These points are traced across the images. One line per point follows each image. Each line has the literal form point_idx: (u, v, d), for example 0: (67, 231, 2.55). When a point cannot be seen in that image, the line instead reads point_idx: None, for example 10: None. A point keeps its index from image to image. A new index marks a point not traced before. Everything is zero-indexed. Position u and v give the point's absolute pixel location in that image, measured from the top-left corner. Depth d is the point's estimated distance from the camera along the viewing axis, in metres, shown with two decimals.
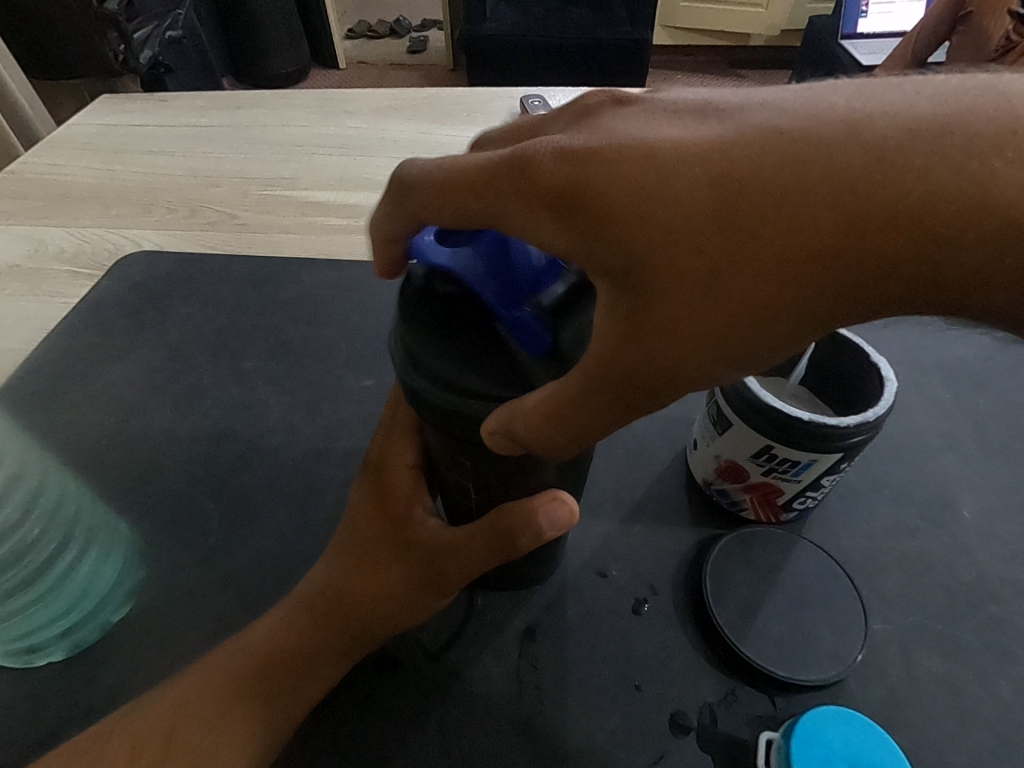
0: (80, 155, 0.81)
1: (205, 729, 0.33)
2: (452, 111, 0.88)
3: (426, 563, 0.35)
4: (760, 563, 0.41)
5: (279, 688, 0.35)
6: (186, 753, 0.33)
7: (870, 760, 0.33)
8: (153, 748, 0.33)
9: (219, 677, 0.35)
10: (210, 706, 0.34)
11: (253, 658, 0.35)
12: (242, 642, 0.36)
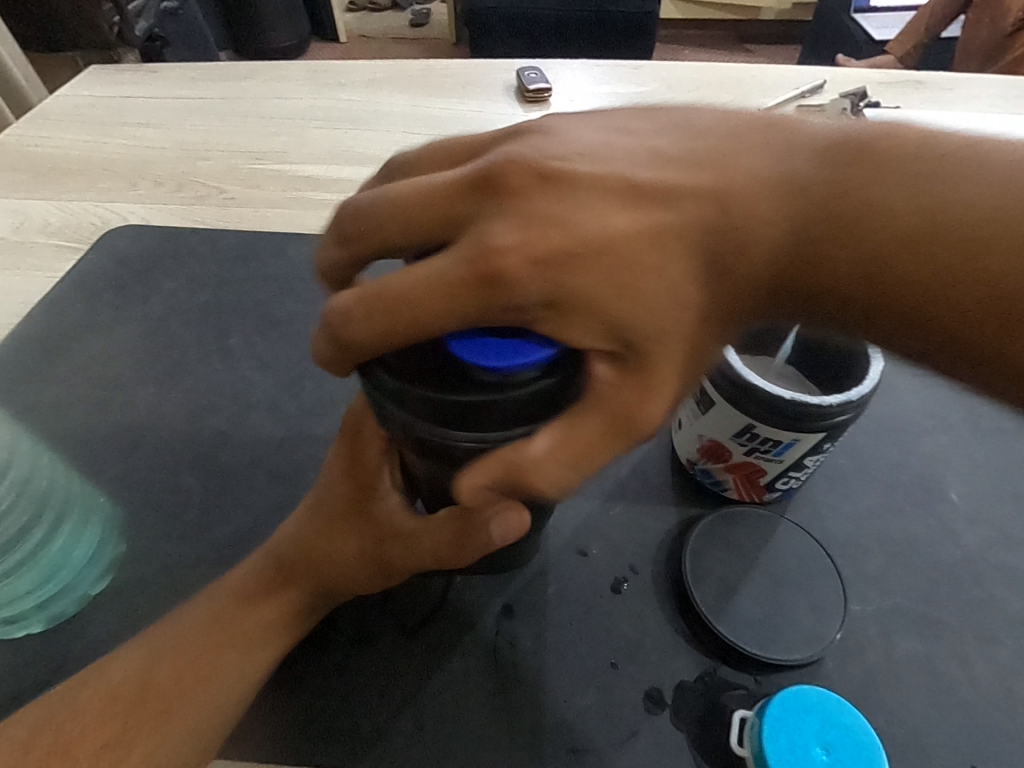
0: (66, 127, 0.79)
1: (176, 684, 0.33)
2: (446, 84, 0.87)
3: (375, 545, 0.35)
4: (741, 543, 0.41)
5: (248, 642, 0.35)
6: (158, 707, 0.32)
7: (841, 738, 0.33)
8: (122, 700, 0.32)
9: (188, 632, 0.35)
10: (179, 661, 0.34)
11: (224, 615, 0.35)
12: (212, 601, 0.36)
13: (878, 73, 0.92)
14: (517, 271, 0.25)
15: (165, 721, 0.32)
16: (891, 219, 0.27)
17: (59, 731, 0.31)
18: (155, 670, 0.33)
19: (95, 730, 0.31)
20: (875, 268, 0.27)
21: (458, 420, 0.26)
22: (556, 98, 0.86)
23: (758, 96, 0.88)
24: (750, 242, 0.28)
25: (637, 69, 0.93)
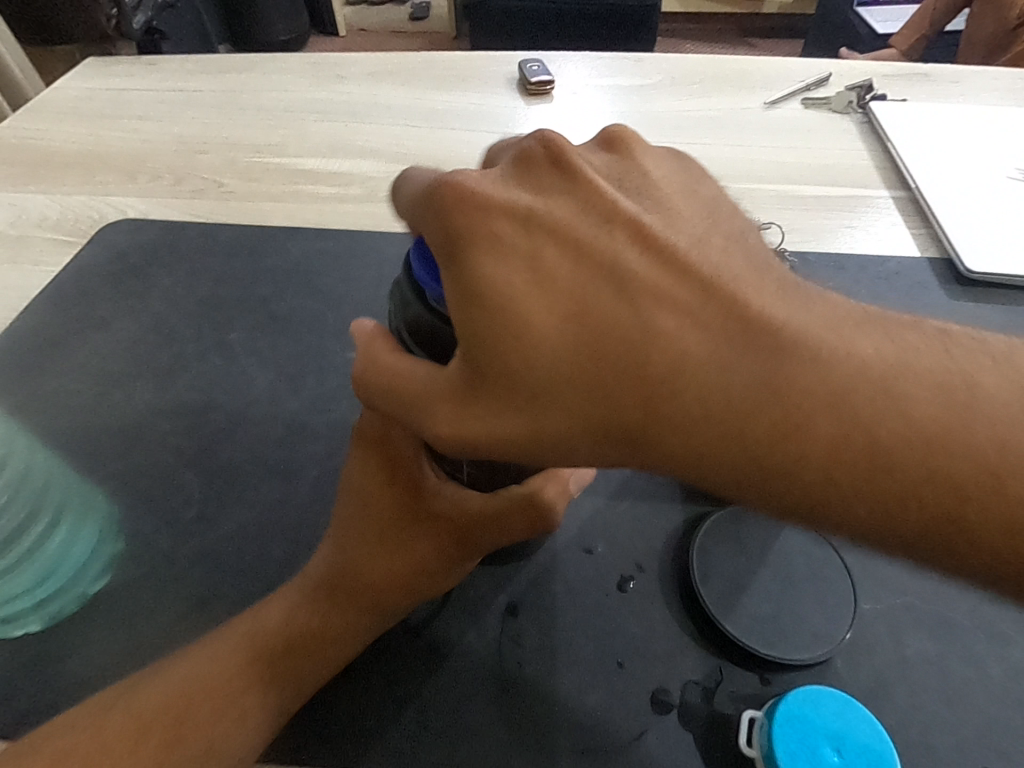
0: (63, 120, 0.78)
1: (225, 715, 0.33)
2: (448, 76, 0.86)
3: (456, 535, 0.35)
4: (748, 541, 0.40)
5: (302, 670, 0.34)
6: (204, 737, 0.32)
7: (853, 739, 0.32)
8: (164, 726, 0.32)
9: (240, 662, 0.34)
10: (231, 691, 0.33)
11: (275, 643, 0.35)
12: (261, 626, 0.35)
13: (883, 66, 0.91)
14: (465, 200, 0.28)
15: (208, 749, 0.32)
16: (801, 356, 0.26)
17: (95, 757, 0.31)
18: (202, 698, 0.33)
19: (142, 761, 0.31)
20: (752, 407, 0.26)
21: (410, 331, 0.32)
22: (559, 91, 0.85)
23: (762, 89, 0.87)
24: (658, 316, 0.27)
25: (640, 61, 0.92)
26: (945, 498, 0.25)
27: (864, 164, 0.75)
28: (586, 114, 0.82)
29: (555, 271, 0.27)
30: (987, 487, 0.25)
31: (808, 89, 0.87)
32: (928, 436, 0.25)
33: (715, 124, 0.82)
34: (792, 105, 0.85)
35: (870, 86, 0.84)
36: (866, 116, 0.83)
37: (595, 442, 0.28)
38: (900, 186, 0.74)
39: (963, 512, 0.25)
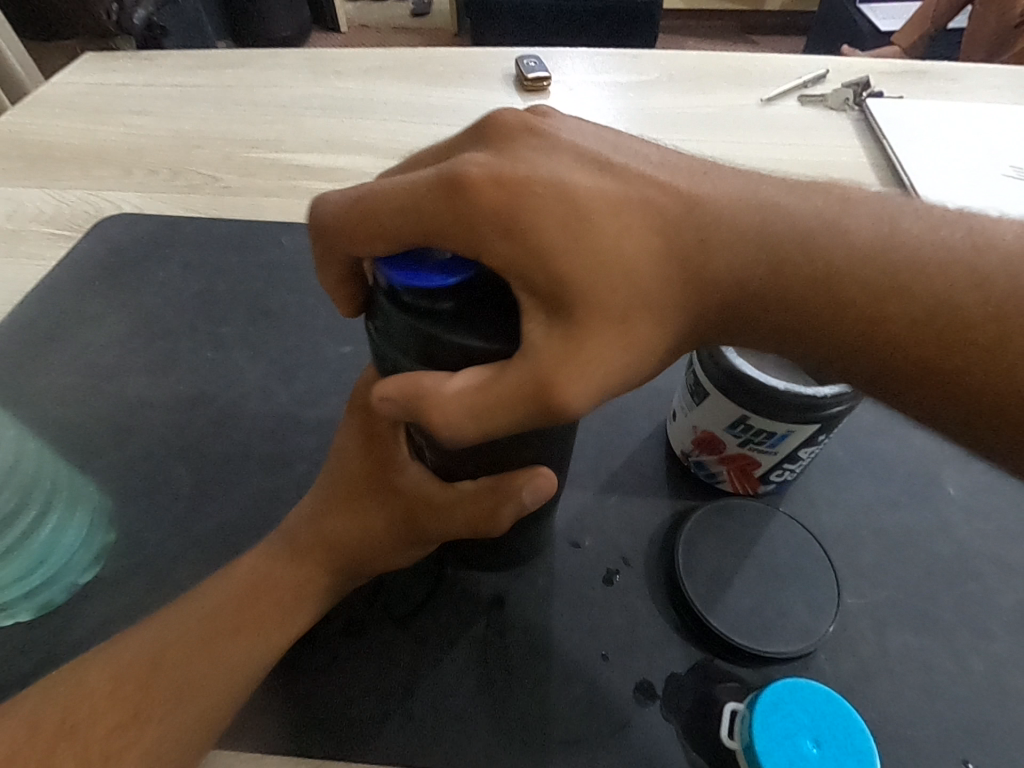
0: (61, 115, 0.79)
1: (187, 662, 0.33)
2: (445, 72, 0.86)
3: (402, 510, 0.34)
4: (734, 536, 0.41)
5: (259, 619, 0.34)
6: (169, 685, 0.32)
7: (834, 731, 0.33)
8: (128, 681, 0.32)
9: (199, 613, 0.34)
10: (190, 639, 0.33)
11: (233, 596, 0.35)
12: (223, 583, 0.36)
13: (882, 63, 0.91)
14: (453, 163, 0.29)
15: (174, 701, 0.32)
16: (790, 261, 0.29)
17: (60, 714, 0.30)
18: (163, 649, 0.33)
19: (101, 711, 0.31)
20: (734, 293, 0.30)
21: (400, 345, 0.28)
22: (555, 87, 0.85)
23: (759, 86, 0.87)
24: (640, 232, 0.29)
25: (637, 58, 0.91)
26: (973, 339, 0.27)
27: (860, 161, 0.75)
28: (583, 110, 0.82)
29: (565, 203, 0.28)
30: (975, 341, 0.27)
31: (806, 86, 0.87)
32: (908, 309, 0.28)
33: (711, 121, 0.82)
34: (789, 102, 0.85)
35: (867, 84, 0.84)
36: (862, 113, 0.83)
37: (577, 333, 0.27)
38: (895, 184, 0.74)
39: (991, 344, 0.27)
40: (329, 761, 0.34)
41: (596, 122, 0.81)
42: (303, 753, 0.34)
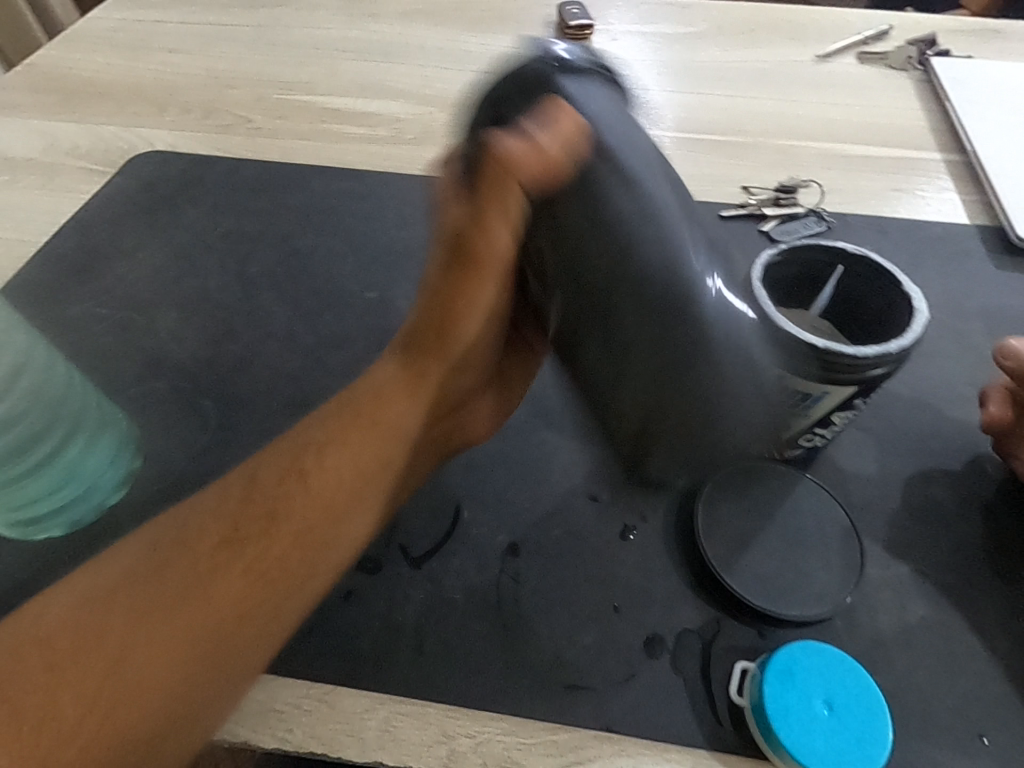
0: (97, 50, 0.78)
1: (245, 615, 0.29)
2: (484, 17, 0.83)
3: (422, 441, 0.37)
4: (756, 497, 0.40)
5: (356, 521, 0.34)
6: (198, 593, 0.28)
7: (846, 693, 0.33)
8: (162, 601, 0.28)
9: (287, 547, 0.31)
10: (264, 592, 0.30)
11: (349, 478, 0.33)
12: (302, 490, 0.32)
13: (951, 19, 0.84)
14: None
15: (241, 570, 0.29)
16: None
17: (148, 585, 0.28)
18: (190, 589, 0.28)
19: (116, 618, 0.27)
20: None
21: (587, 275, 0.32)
22: (598, 35, 0.82)
23: (815, 41, 0.82)
24: None
25: (686, 8, 0.87)
26: None
27: (918, 125, 0.71)
28: (625, 61, 0.78)
29: None
30: None
31: (865, 43, 0.82)
32: None
33: (761, 76, 0.77)
34: (846, 60, 0.80)
35: (933, 41, 0.78)
36: (925, 73, 0.78)
37: None
38: (954, 149, 0.69)
39: None
40: (340, 687, 0.35)
41: (638, 73, 0.77)
42: (315, 678, 0.35)
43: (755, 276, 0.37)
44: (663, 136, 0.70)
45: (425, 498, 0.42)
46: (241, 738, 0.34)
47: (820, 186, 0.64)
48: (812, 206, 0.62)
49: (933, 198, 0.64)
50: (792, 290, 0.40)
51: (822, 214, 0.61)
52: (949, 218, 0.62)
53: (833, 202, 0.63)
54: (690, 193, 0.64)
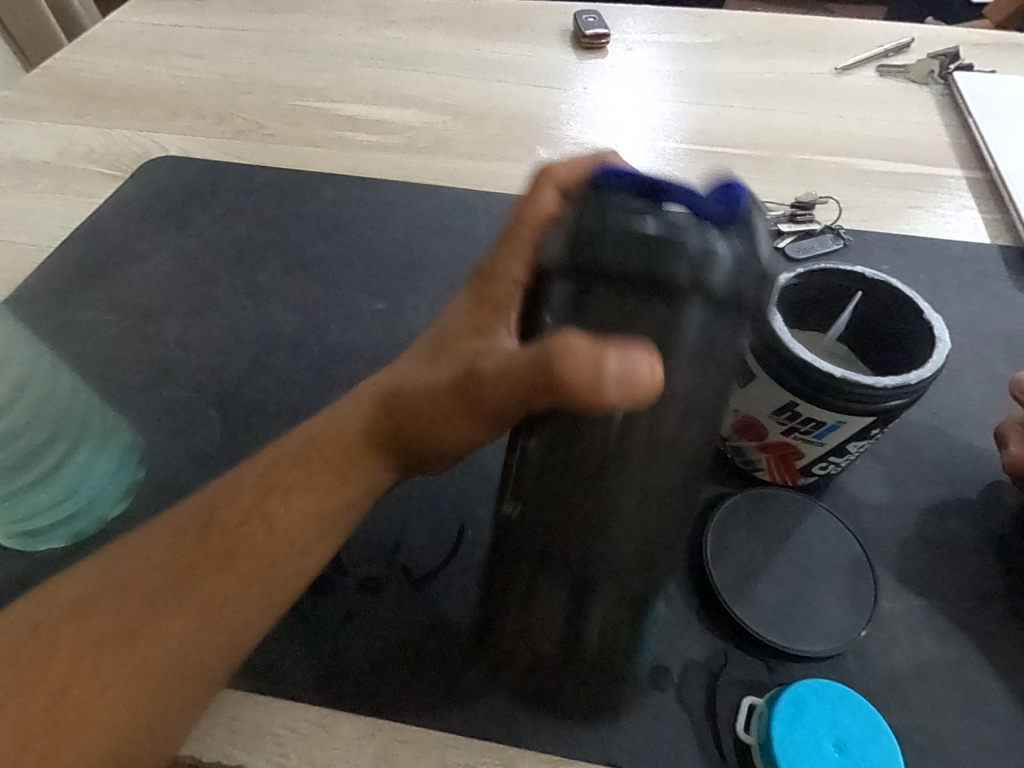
0: (114, 54, 0.78)
1: (192, 652, 0.28)
2: (500, 25, 0.83)
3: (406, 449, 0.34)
4: (767, 526, 0.39)
5: (312, 554, 0.31)
6: (150, 626, 0.28)
7: (857, 735, 0.32)
8: (113, 629, 0.27)
9: (248, 578, 0.30)
10: (219, 622, 0.29)
11: (311, 518, 0.31)
12: (261, 527, 0.30)
13: (975, 33, 0.83)
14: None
15: (196, 606, 0.28)
16: None
17: (99, 607, 0.28)
18: (139, 616, 0.28)
19: (60, 651, 0.26)
20: None
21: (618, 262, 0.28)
22: (613, 45, 0.81)
23: (835, 53, 0.81)
24: None
25: (703, 18, 0.86)
26: None
27: (939, 141, 0.70)
28: (641, 72, 0.78)
29: None
30: None
31: (886, 56, 0.80)
32: None
33: (779, 89, 0.76)
34: (866, 73, 0.78)
35: (956, 55, 0.77)
36: (948, 88, 0.76)
37: None
38: (976, 166, 0.68)
39: None
40: (337, 711, 0.34)
41: (654, 84, 0.76)
42: (310, 701, 0.35)
43: (771, 300, 0.36)
44: (677, 148, 0.69)
45: (428, 517, 0.41)
46: (235, 761, 0.33)
47: (838, 202, 0.63)
48: (829, 223, 0.61)
49: (953, 216, 0.63)
50: (808, 314, 0.39)
51: (839, 231, 0.60)
52: (970, 237, 0.61)
53: (851, 219, 0.62)
54: None
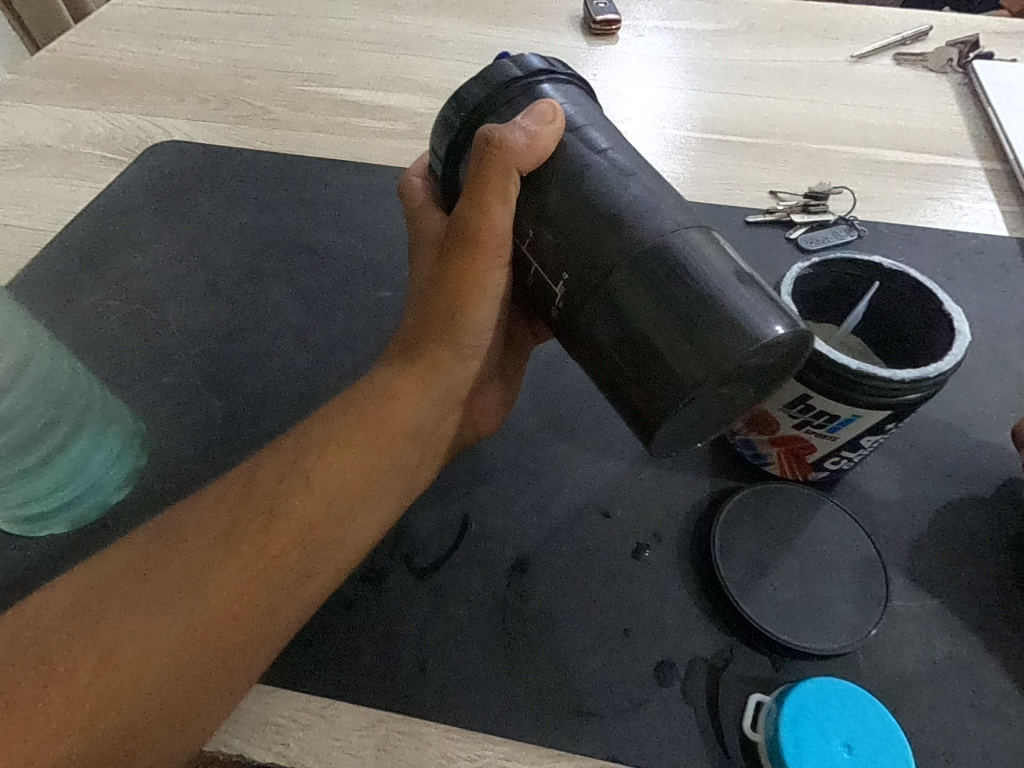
0: (118, 36, 0.77)
1: (239, 617, 0.29)
2: (508, 10, 0.81)
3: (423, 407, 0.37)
4: (776, 521, 0.38)
5: (364, 514, 0.34)
6: (206, 590, 0.28)
7: (866, 735, 0.31)
8: (166, 591, 0.28)
9: (294, 540, 0.31)
10: (271, 584, 0.30)
11: (352, 485, 0.33)
12: (303, 490, 0.32)
13: (995, 21, 0.81)
14: None
15: (251, 561, 0.30)
16: None
17: (153, 573, 0.28)
18: (195, 579, 0.28)
19: (118, 608, 0.27)
20: None
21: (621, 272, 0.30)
22: (624, 31, 0.79)
23: (851, 41, 0.79)
24: None
25: (717, 4, 0.84)
26: None
27: (957, 131, 0.68)
28: (652, 58, 0.76)
29: None
30: None
31: (903, 44, 0.78)
32: None
33: (794, 77, 0.75)
34: (882, 61, 0.76)
35: (975, 44, 0.75)
36: (966, 77, 0.74)
37: None
38: (994, 157, 0.66)
39: None
40: (337, 701, 0.34)
41: (665, 71, 0.75)
42: (312, 691, 0.34)
43: (785, 289, 0.35)
44: (688, 136, 0.68)
45: (431, 508, 0.41)
46: (235, 750, 0.33)
47: (852, 192, 0.62)
48: (843, 214, 0.60)
49: (970, 208, 0.61)
50: (823, 304, 0.38)
51: (853, 222, 0.59)
52: (987, 229, 0.60)
53: (865, 210, 0.61)
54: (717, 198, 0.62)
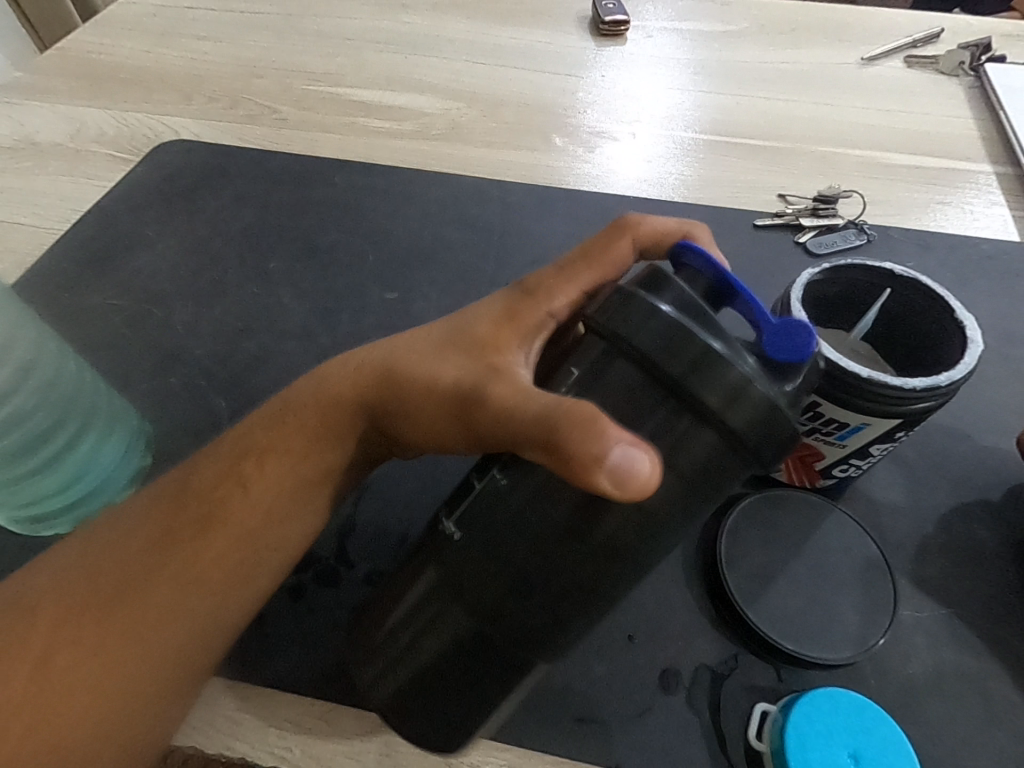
0: (126, 36, 0.78)
1: (169, 630, 0.30)
2: (517, 10, 0.81)
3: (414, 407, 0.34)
4: (783, 529, 0.38)
5: (299, 519, 0.33)
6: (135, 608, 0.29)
7: (873, 747, 0.31)
8: (94, 604, 0.29)
9: (223, 548, 0.31)
10: (199, 595, 0.31)
11: (287, 486, 0.33)
12: (238, 493, 0.32)
13: (1008, 23, 0.80)
14: None
15: (184, 572, 0.30)
16: None
17: (84, 586, 0.29)
18: (123, 594, 0.30)
19: (55, 618, 0.29)
20: None
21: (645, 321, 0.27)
22: (632, 32, 0.79)
23: (862, 43, 0.78)
24: None
25: (726, 6, 0.83)
26: None
27: (968, 134, 0.68)
28: (660, 60, 0.76)
29: None
30: None
31: (914, 47, 0.78)
32: None
33: (803, 79, 0.74)
34: (893, 64, 0.76)
35: (987, 47, 0.75)
36: (978, 80, 0.74)
37: None
38: (1006, 161, 0.66)
39: None
40: (340, 705, 0.34)
41: (673, 72, 0.74)
42: (316, 696, 0.34)
43: (795, 295, 0.35)
44: (696, 139, 0.67)
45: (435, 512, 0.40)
46: (239, 753, 0.33)
47: (862, 196, 0.62)
48: (852, 217, 0.60)
49: (981, 213, 0.61)
50: (834, 310, 0.37)
51: (863, 226, 0.59)
52: (998, 234, 0.59)
53: (875, 213, 0.60)
54: (725, 201, 0.61)
